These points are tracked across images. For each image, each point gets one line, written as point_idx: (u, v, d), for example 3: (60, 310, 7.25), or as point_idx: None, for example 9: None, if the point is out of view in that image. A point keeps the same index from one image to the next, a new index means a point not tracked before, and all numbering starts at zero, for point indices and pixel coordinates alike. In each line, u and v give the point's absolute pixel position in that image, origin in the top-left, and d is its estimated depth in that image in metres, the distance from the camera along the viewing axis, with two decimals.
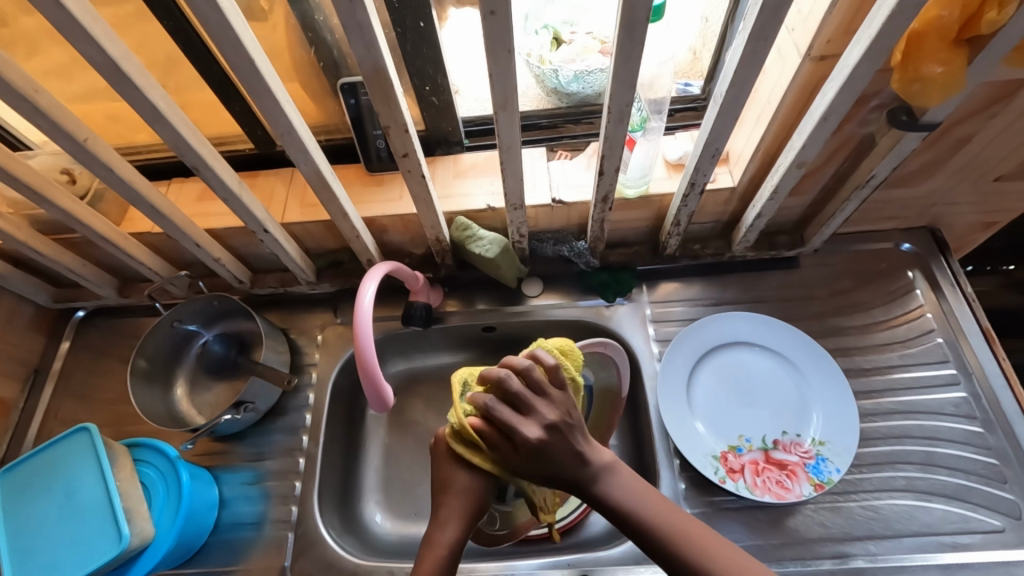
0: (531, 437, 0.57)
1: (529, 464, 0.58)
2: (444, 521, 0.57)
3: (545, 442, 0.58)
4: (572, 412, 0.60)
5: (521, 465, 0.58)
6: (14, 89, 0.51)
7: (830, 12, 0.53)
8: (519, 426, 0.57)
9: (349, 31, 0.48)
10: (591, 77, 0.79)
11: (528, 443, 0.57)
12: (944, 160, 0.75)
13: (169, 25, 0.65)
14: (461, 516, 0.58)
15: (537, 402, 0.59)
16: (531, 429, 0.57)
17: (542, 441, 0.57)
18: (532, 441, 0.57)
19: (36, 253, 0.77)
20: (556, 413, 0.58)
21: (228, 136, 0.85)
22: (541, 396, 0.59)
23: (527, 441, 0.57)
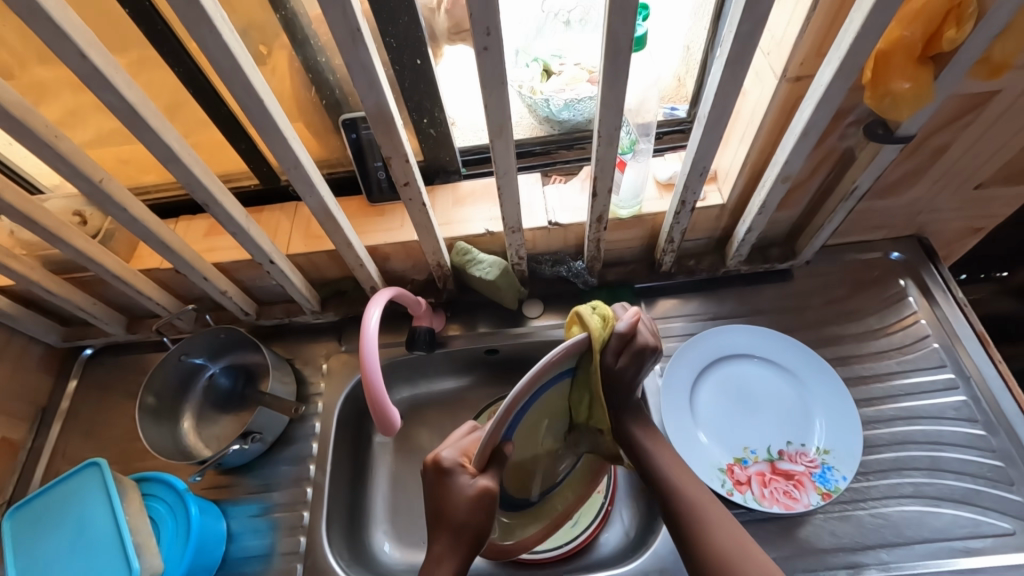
0: (643, 340, 0.63)
1: (617, 368, 0.63)
2: (441, 556, 0.60)
3: (650, 353, 0.63)
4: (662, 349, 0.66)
5: (609, 364, 0.62)
6: (36, 135, 0.54)
7: (801, 37, 0.57)
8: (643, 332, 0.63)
9: (352, 69, 0.52)
10: (581, 104, 0.83)
11: (636, 347, 0.62)
12: (923, 170, 0.78)
13: (180, 71, 0.68)
14: (458, 551, 0.60)
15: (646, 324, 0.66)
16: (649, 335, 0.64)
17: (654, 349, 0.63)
18: (645, 344, 0.62)
19: (48, 292, 0.79)
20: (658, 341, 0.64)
21: (234, 174, 0.88)
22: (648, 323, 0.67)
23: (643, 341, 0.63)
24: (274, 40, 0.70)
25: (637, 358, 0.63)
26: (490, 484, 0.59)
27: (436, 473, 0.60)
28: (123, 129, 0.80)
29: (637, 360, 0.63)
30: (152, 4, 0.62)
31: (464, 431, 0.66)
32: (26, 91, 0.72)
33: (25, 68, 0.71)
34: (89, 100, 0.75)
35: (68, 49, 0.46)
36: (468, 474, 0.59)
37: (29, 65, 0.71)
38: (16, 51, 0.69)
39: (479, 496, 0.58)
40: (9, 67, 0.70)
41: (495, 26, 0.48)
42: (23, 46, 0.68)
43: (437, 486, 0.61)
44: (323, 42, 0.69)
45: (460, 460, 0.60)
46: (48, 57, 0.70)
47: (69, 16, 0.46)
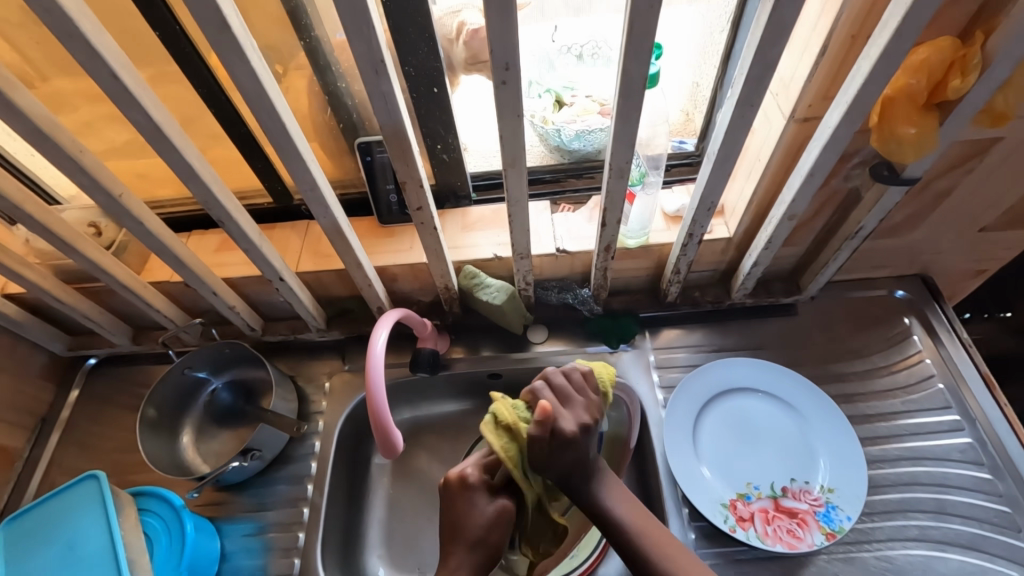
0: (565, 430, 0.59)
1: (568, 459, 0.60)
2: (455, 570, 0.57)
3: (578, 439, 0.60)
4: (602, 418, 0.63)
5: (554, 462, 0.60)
6: (62, 149, 0.55)
7: (809, 81, 0.59)
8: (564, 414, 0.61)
9: (372, 98, 0.53)
10: (592, 135, 0.85)
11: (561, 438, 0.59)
12: (928, 211, 0.79)
13: (203, 92, 0.70)
14: (471, 568, 0.58)
15: (576, 400, 0.63)
16: (570, 422, 0.60)
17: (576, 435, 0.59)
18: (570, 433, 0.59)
19: (58, 301, 0.80)
20: (591, 414, 0.62)
21: (248, 191, 0.89)
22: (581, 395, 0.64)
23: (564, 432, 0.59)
24: (293, 63, 0.72)
25: (566, 444, 0.59)
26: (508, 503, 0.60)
27: (459, 487, 0.60)
28: (137, 141, 0.81)
29: (569, 446, 0.59)
30: (181, 27, 0.64)
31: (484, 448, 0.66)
32: (49, 105, 0.74)
33: (46, 80, 0.72)
34: (106, 110, 0.76)
35: (102, 70, 0.48)
36: (491, 491, 0.60)
37: (49, 77, 0.72)
38: (36, 62, 0.70)
39: (498, 515, 0.59)
40: (29, 79, 0.72)
41: (514, 63, 0.50)
42: (44, 58, 0.70)
43: (456, 500, 0.61)
44: (344, 68, 0.71)
45: (484, 477, 0.61)
46: (71, 71, 0.71)
47: (105, 39, 0.48)
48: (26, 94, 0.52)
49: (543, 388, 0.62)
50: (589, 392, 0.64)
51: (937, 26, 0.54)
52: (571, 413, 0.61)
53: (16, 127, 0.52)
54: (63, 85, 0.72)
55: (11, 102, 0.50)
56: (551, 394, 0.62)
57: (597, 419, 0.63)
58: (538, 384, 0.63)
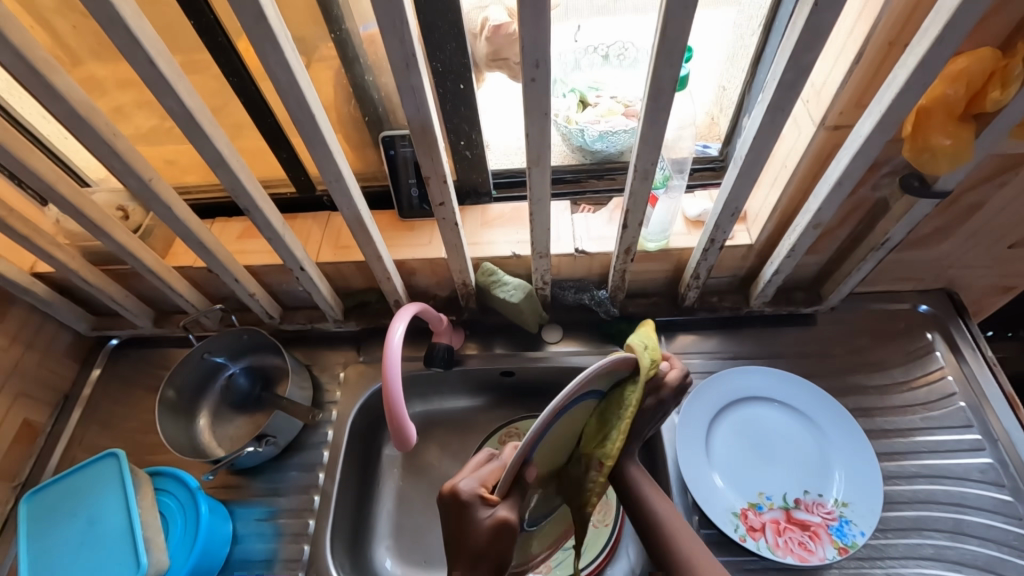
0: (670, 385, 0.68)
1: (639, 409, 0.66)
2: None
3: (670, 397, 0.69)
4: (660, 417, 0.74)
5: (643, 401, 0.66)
6: (97, 133, 0.57)
7: (843, 88, 0.58)
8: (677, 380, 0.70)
9: (401, 91, 0.54)
10: (615, 137, 0.84)
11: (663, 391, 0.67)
12: (957, 225, 0.78)
13: (233, 81, 0.71)
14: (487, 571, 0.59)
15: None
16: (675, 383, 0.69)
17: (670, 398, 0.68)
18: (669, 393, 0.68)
19: (85, 282, 0.82)
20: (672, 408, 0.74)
21: (273, 180, 0.90)
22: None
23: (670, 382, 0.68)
24: (321, 55, 0.72)
25: (659, 399, 0.67)
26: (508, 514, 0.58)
27: (453, 501, 0.60)
28: (164, 126, 0.82)
29: (657, 402, 0.67)
30: (215, 17, 0.64)
31: (479, 460, 0.67)
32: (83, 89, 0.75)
33: (81, 63, 0.73)
34: (137, 94, 0.77)
35: (140, 57, 0.49)
36: (488, 504, 0.59)
37: (83, 59, 0.73)
38: (72, 44, 0.71)
39: (498, 527, 0.57)
40: (64, 62, 0.73)
41: (544, 61, 0.50)
42: (80, 41, 0.71)
43: (455, 515, 0.60)
44: (372, 61, 0.72)
45: (478, 491, 0.60)
46: (104, 53, 0.72)
47: (144, 26, 0.49)
48: (66, 78, 0.53)
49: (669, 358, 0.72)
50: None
51: (977, 35, 0.52)
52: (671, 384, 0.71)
53: (55, 110, 0.54)
54: (98, 70, 0.74)
55: (50, 86, 0.51)
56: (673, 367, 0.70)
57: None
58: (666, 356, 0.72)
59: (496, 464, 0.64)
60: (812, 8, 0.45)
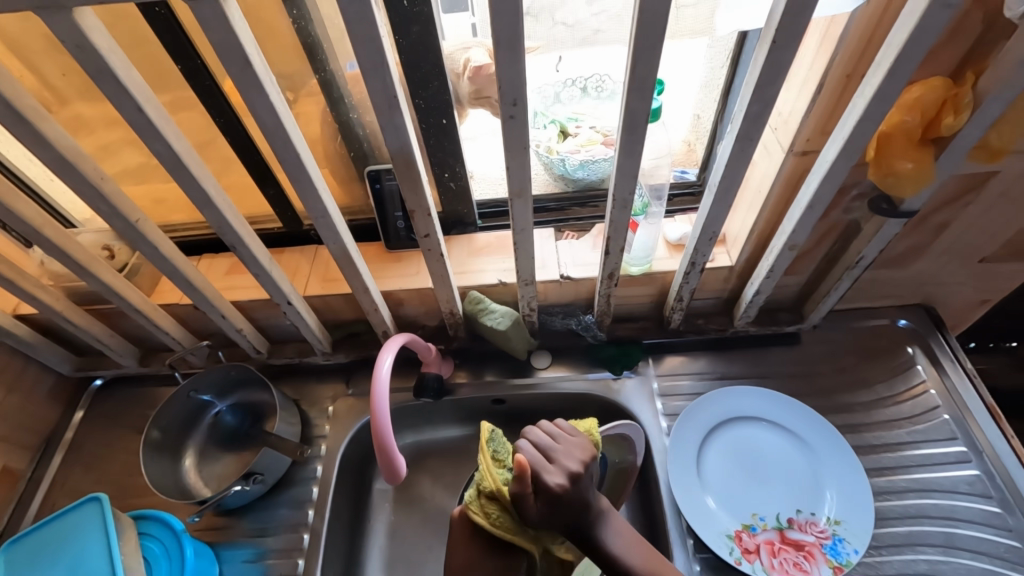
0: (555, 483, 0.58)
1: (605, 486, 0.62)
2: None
3: (566, 493, 0.58)
4: (591, 460, 0.62)
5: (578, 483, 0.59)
6: (84, 177, 0.57)
7: (808, 116, 0.60)
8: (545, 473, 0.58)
9: (384, 129, 0.55)
10: (596, 165, 0.86)
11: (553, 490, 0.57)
12: (928, 243, 0.80)
13: (220, 121, 0.73)
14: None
15: (559, 450, 0.61)
16: (556, 476, 0.58)
17: (565, 490, 0.58)
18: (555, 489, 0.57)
19: (70, 323, 0.81)
20: (579, 462, 0.60)
21: (259, 216, 0.91)
22: (562, 443, 0.62)
23: (549, 489, 0.57)
24: (302, 88, 0.74)
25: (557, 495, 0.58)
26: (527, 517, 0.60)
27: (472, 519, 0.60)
28: (150, 164, 0.83)
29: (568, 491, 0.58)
30: (202, 62, 0.66)
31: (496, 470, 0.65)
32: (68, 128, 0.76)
33: (66, 104, 0.74)
34: (123, 134, 0.78)
35: (128, 103, 0.51)
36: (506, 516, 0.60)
37: (69, 101, 0.74)
38: (57, 87, 0.72)
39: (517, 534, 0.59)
40: (49, 102, 0.73)
41: (522, 99, 0.52)
42: (66, 84, 0.72)
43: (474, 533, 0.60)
44: (357, 100, 0.74)
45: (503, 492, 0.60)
46: (89, 94, 0.73)
47: (133, 74, 0.50)
48: (54, 125, 0.54)
49: (527, 445, 0.61)
50: (574, 435, 0.64)
51: (928, 66, 0.56)
52: (553, 467, 0.59)
53: (43, 156, 0.55)
54: (84, 110, 0.74)
55: (39, 133, 0.52)
56: (534, 450, 0.61)
57: (586, 462, 0.61)
58: (520, 442, 0.62)
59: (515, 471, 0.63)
60: (772, 45, 0.48)
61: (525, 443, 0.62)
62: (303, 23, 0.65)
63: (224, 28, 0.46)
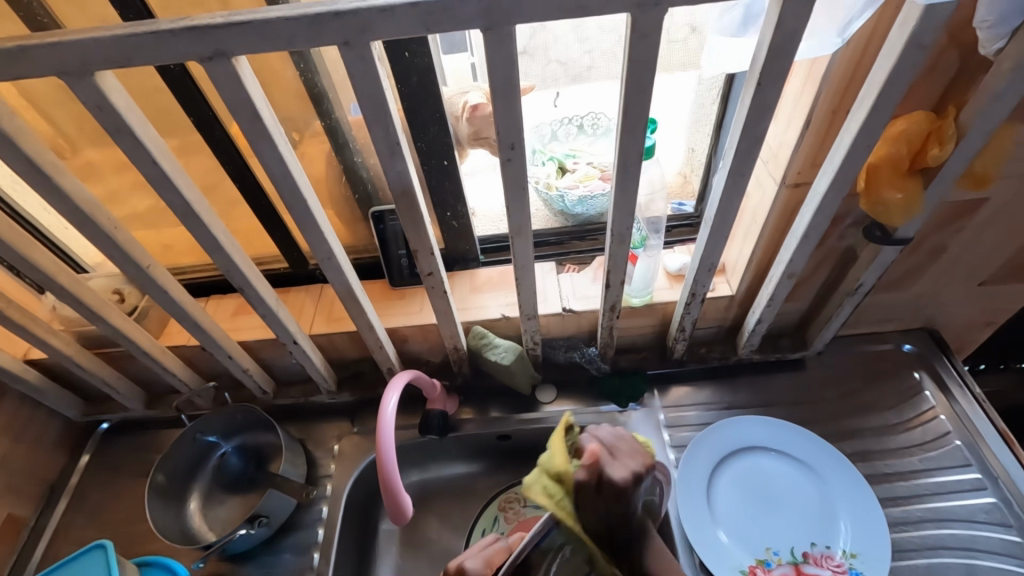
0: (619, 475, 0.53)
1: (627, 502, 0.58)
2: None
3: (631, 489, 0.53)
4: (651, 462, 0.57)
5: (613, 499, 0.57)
6: (98, 226, 0.59)
7: (797, 150, 0.62)
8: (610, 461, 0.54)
9: (388, 173, 0.57)
10: (594, 200, 0.88)
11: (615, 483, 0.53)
12: (924, 268, 0.81)
13: (229, 167, 0.75)
14: None
15: (621, 448, 0.56)
16: (622, 470, 0.53)
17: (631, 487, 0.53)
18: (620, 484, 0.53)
19: (79, 367, 0.82)
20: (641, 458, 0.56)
21: (265, 257, 0.93)
22: (623, 440, 0.57)
23: (615, 483, 0.53)
24: (307, 130, 0.76)
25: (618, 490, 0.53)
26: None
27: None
28: (158, 208, 0.85)
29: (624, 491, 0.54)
30: (213, 113, 0.69)
31: (486, 541, 0.68)
32: (80, 176, 0.79)
33: (78, 152, 0.77)
34: (132, 179, 0.81)
35: (143, 156, 0.53)
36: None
37: (81, 148, 0.77)
38: (73, 137, 0.75)
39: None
40: (63, 151, 0.76)
41: (519, 142, 0.54)
42: (80, 134, 0.75)
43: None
44: (360, 144, 0.77)
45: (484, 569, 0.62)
46: (103, 142, 0.76)
47: (147, 129, 0.53)
48: (72, 178, 0.56)
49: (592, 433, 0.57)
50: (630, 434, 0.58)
51: (910, 100, 0.58)
52: (622, 460, 0.55)
53: (60, 208, 0.57)
54: (97, 158, 0.77)
55: (56, 185, 0.55)
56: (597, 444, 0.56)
57: (648, 465, 0.56)
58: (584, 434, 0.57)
59: (502, 545, 0.66)
60: (756, 86, 0.50)
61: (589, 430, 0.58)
62: (309, 75, 0.68)
63: (235, 85, 0.49)
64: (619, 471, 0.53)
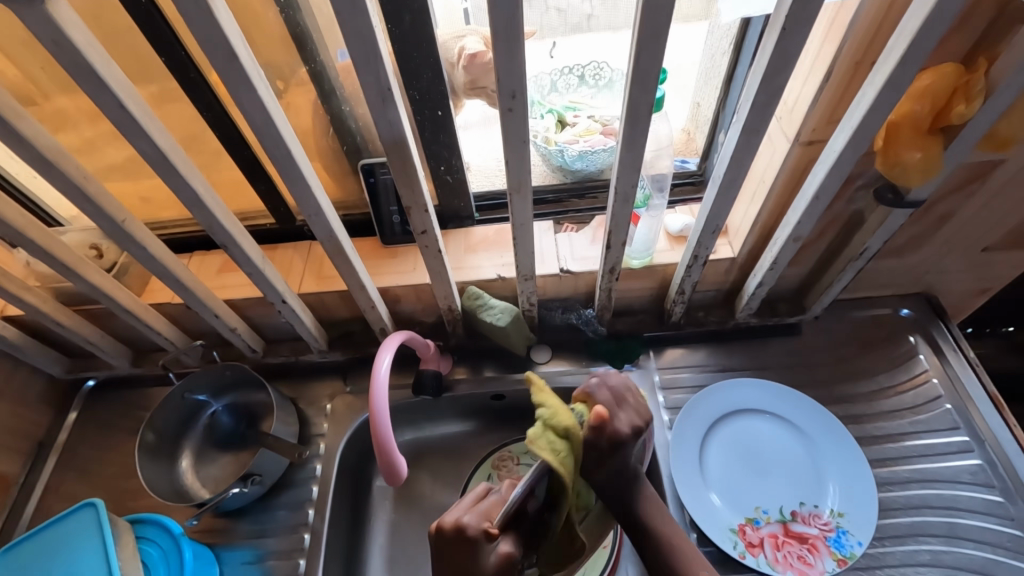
0: (623, 429, 0.55)
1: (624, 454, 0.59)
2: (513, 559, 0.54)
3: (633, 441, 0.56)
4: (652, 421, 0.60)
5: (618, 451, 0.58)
6: (66, 176, 0.55)
7: (814, 106, 0.59)
8: (617, 416, 0.56)
9: (379, 124, 0.53)
10: (595, 156, 0.85)
11: (622, 435, 0.55)
12: (931, 233, 0.79)
13: (208, 116, 0.70)
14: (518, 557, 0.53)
15: (629, 402, 0.58)
16: (627, 425, 0.56)
17: (632, 440, 0.56)
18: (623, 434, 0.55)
19: (58, 325, 0.79)
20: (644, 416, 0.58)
21: (250, 212, 0.89)
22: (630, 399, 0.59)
23: (620, 433, 0.55)
24: (291, 76, 0.71)
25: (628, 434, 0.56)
26: (512, 548, 0.52)
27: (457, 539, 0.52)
28: (137, 159, 0.80)
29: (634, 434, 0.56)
30: (187, 54, 0.64)
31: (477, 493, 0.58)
32: (46, 122, 0.73)
33: (47, 98, 0.71)
34: (106, 128, 0.75)
35: (109, 101, 0.48)
36: (491, 540, 0.52)
37: (49, 94, 0.70)
38: (36, 80, 0.69)
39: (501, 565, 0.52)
40: (25, 94, 0.70)
41: (521, 91, 0.50)
42: (44, 77, 0.69)
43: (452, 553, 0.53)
44: (348, 92, 0.72)
45: (483, 525, 0.53)
46: (71, 88, 0.70)
47: (113, 69, 0.48)
48: (34, 124, 0.52)
49: (597, 388, 0.58)
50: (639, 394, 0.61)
51: (940, 53, 0.54)
52: (626, 415, 0.57)
53: (23, 156, 0.52)
54: (62, 101, 0.71)
55: (17, 133, 0.50)
56: (605, 393, 0.58)
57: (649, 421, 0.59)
58: (593, 381, 0.59)
59: (496, 497, 0.57)
60: (780, 33, 0.46)
61: (593, 390, 0.58)
62: (291, 12, 0.62)
63: (208, 19, 0.44)
64: (624, 423, 0.56)
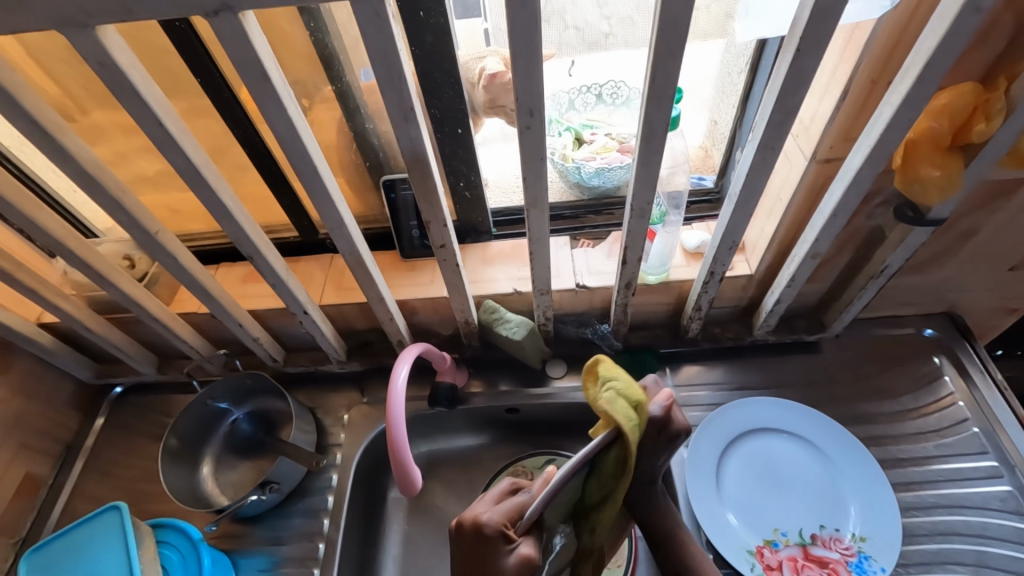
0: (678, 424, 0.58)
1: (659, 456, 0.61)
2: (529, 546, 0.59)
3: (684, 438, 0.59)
4: None
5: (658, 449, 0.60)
6: (105, 189, 0.58)
7: (831, 122, 0.59)
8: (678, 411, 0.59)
9: (401, 140, 0.55)
10: (611, 172, 0.86)
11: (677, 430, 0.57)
12: (954, 251, 0.78)
13: (238, 133, 0.73)
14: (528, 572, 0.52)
15: None
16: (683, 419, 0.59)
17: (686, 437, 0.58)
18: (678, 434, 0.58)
19: (90, 331, 0.82)
20: None
21: (276, 225, 0.92)
22: None
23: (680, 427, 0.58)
24: (317, 95, 0.74)
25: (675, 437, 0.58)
26: (532, 551, 0.53)
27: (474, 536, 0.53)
28: (170, 172, 0.83)
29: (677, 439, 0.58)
30: (221, 73, 0.67)
31: (501, 490, 0.59)
32: (87, 138, 0.77)
33: (88, 115, 0.75)
34: (140, 142, 0.79)
35: (149, 118, 0.51)
36: (509, 542, 0.53)
37: (89, 111, 0.74)
38: (78, 98, 0.73)
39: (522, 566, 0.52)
40: (69, 113, 0.74)
41: (538, 109, 0.51)
42: (87, 95, 0.73)
43: (473, 551, 0.54)
44: (372, 110, 0.74)
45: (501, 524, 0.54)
46: (111, 106, 0.74)
47: (153, 89, 0.51)
48: (78, 140, 0.55)
49: (653, 383, 0.62)
50: None
51: (958, 71, 0.54)
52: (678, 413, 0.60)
53: (66, 169, 0.55)
54: (103, 120, 0.75)
55: (61, 147, 0.53)
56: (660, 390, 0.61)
57: None
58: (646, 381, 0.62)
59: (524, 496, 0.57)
60: (795, 53, 0.47)
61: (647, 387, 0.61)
62: (320, 35, 0.65)
63: (243, 43, 0.46)
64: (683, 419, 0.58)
